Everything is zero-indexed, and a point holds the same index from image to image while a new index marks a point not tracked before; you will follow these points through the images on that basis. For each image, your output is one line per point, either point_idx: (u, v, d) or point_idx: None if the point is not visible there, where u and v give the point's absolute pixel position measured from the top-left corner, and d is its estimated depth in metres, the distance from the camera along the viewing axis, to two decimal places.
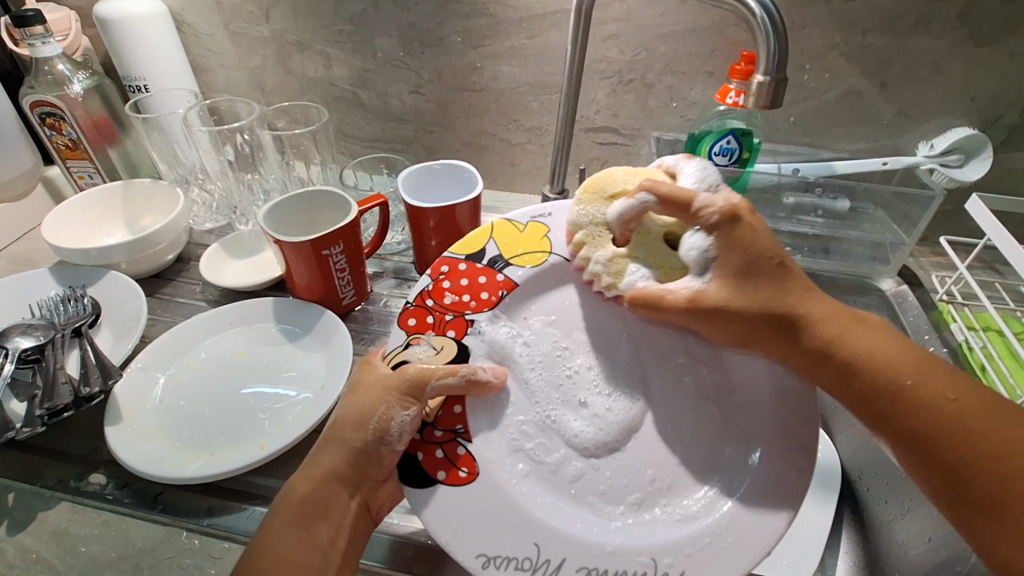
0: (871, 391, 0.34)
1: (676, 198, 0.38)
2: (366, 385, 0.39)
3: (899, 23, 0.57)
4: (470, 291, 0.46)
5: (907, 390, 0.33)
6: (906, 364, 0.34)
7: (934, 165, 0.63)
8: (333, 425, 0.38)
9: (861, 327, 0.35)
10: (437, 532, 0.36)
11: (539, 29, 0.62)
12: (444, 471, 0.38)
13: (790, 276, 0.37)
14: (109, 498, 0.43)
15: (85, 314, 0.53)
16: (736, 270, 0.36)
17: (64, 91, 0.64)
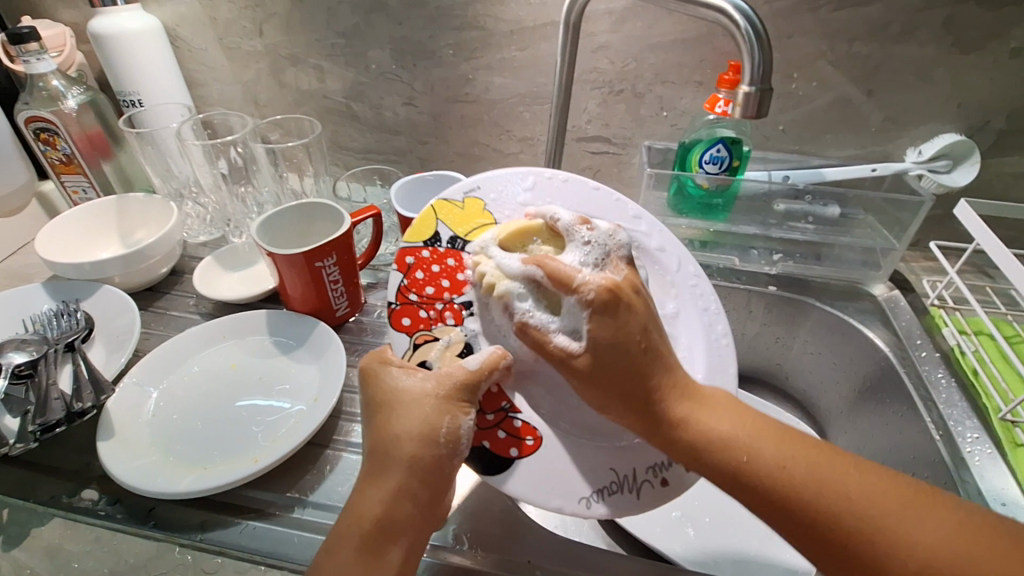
0: (772, 501, 0.32)
1: (563, 276, 0.36)
2: (414, 398, 0.35)
3: (885, 31, 0.58)
4: (444, 276, 0.44)
5: (775, 488, 0.32)
6: (765, 448, 0.33)
7: (923, 171, 0.63)
8: (390, 447, 0.34)
9: (724, 411, 0.35)
10: (544, 503, 0.39)
11: (530, 41, 0.63)
12: (513, 447, 0.40)
13: (658, 358, 0.36)
14: (101, 514, 0.42)
15: (78, 328, 0.53)
16: (609, 335, 0.35)
17: (58, 106, 0.64)
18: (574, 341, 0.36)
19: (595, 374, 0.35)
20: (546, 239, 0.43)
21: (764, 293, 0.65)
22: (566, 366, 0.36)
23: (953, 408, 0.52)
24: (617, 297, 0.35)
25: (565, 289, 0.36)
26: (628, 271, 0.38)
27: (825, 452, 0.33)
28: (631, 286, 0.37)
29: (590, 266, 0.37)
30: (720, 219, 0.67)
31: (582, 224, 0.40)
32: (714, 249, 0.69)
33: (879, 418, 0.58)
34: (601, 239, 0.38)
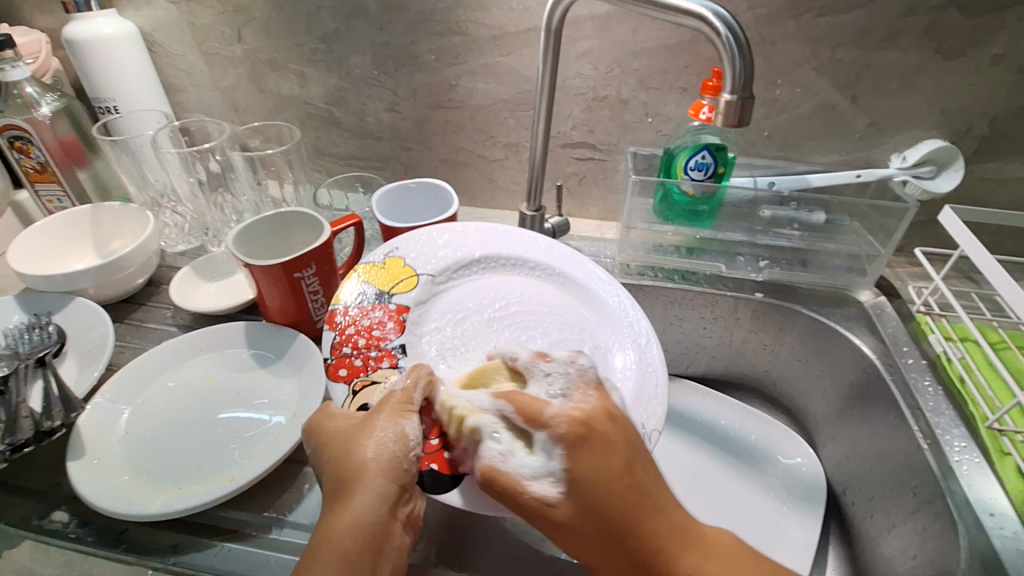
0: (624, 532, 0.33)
1: (529, 411, 0.34)
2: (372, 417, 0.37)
3: (867, 38, 0.58)
4: (374, 325, 0.46)
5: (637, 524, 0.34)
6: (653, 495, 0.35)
7: (907, 177, 0.63)
8: (352, 463, 0.35)
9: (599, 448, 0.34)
10: (499, 512, 0.37)
11: (513, 46, 0.62)
12: (462, 463, 0.38)
13: (615, 430, 0.35)
14: (71, 537, 0.41)
15: (49, 343, 0.52)
16: (581, 486, 0.33)
17: (31, 113, 0.63)
18: (552, 488, 0.33)
19: (593, 511, 0.33)
20: (508, 377, 0.40)
21: (750, 300, 0.65)
22: (546, 522, 0.33)
23: (941, 417, 0.52)
24: (582, 439, 0.34)
25: (534, 424, 0.34)
26: (599, 397, 0.36)
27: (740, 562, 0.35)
28: (606, 414, 0.35)
29: (557, 398, 0.36)
30: (706, 226, 0.66)
31: (542, 358, 0.39)
32: (700, 256, 0.68)
33: (868, 425, 0.58)
34: (561, 369, 0.38)
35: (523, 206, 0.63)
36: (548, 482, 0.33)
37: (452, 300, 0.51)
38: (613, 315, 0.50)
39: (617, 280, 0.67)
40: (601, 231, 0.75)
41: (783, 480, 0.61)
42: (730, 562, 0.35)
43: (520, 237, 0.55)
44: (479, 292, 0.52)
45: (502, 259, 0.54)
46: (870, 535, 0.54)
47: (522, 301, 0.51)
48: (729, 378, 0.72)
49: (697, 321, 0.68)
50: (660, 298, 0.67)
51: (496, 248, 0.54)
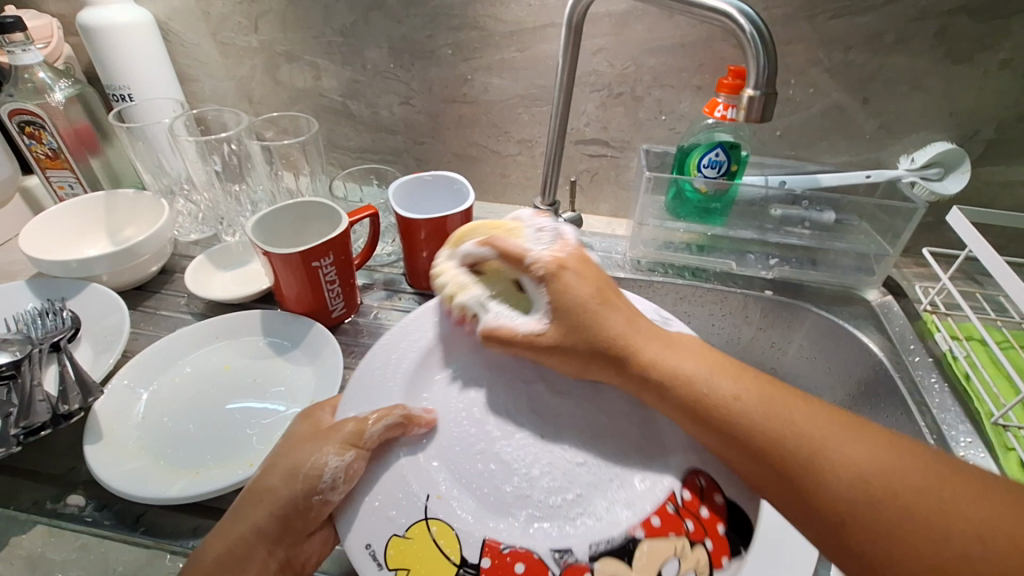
0: (674, 392, 0.39)
1: (515, 253, 0.43)
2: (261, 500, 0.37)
3: (879, 41, 0.58)
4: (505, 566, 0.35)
5: (708, 398, 0.37)
6: (730, 385, 0.37)
7: (915, 178, 0.64)
8: (262, 483, 0.37)
9: (681, 353, 0.40)
10: None
11: (530, 42, 0.63)
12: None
13: (617, 308, 0.42)
14: (88, 521, 0.41)
15: (63, 328, 0.51)
16: (570, 320, 0.42)
17: (44, 99, 0.63)
18: (540, 322, 0.43)
19: (599, 348, 0.41)
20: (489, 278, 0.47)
21: (759, 297, 0.66)
22: (537, 347, 0.43)
23: (947, 412, 0.53)
24: (563, 268, 0.42)
25: (518, 264, 0.43)
26: (575, 247, 0.45)
27: (773, 385, 0.37)
28: (564, 260, 0.43)
29: (540, 246, 0.44)
30: (718, 224, 0.67)
31: (535, 218, 0.47)
32: (711, 253, 0.69)
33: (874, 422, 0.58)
34: (551, 228, 0.46)
35: (537, 200, 0.63)
36: (541, 319, 0.43)
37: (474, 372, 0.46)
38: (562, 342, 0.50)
39: (629, 276, 0.68)
40: (611, 228, 0.75)
41: None
42: (721, 375, 0.38)
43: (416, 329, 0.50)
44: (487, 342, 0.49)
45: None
46: None
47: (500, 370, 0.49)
48: None
49: (706, 318, 0.69)
50: (670, 294, 0.68)
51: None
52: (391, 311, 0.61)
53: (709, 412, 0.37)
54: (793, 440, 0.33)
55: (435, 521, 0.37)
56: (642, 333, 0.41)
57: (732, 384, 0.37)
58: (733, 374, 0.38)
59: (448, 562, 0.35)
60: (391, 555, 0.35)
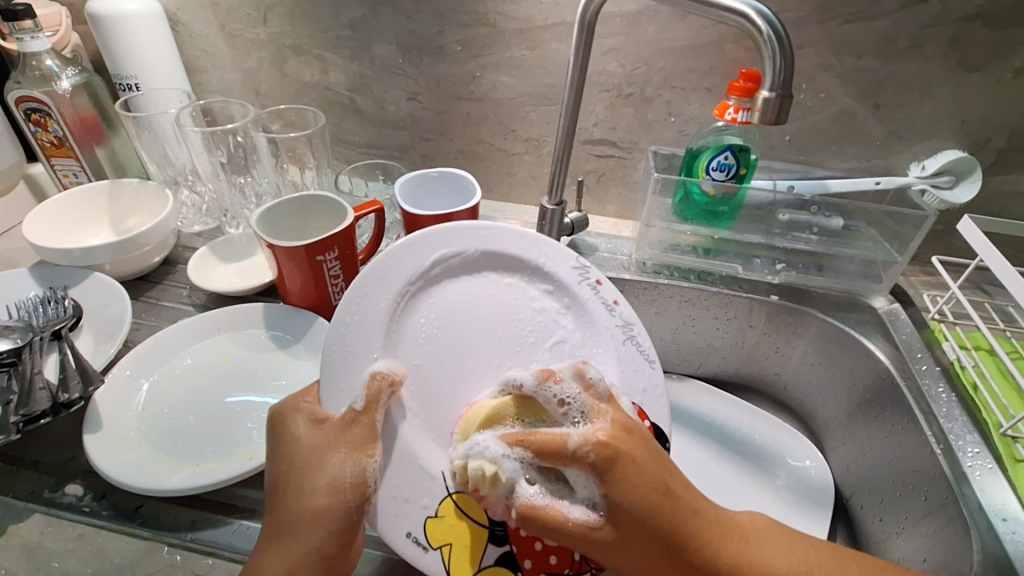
0: (684, 559, 0.33)
1: (549, 442, 0.32)
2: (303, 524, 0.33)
3: (893, 46, 0.58)
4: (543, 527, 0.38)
5: (690, 549, 0.33)
6: (737, 550, 0.34)
7: (925, 186, 0.63)
8: (295, 501, 0.34)
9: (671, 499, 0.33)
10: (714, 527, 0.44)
11: (540, 40, 0.62)
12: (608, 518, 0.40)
13: (671, 493, 0.33)
14: (86, 511, 0.40)
15: (65, 316, 0.51)
16: (628, 516, 0.32)
17: (51, 86, 0.62)
18: (592, 512, 0.32)
19: (636, 525, 0.32)
20: (518, 410, 0.37)
21: (765, 302, 0.65)
22: (590, 545, 0.32)
23: (954, 422, 0.52)
24: (617, 458, 0.32)
25: (561, 462, 0.32)
26: (611, 410, 0.34)
27: (743, 525, 0.36)
28: (627, 428, 0.34)
29: (574, 417, 0.34)
30: (724, 227, 0.66)
31: (546, 376, 0.36)
32: (717, 257, 0.68)
33: (879, 429, 0.58)
34: (572, 387, 0.35)
35: (543, 199, 0.63)
36: (590, 507, 0.33)
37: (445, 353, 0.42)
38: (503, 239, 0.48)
39: (633, 278, 0.67)
40: (617, 229, 0.75)
41: (794, 484, 0.62)
42: (743, 538, 0.35)
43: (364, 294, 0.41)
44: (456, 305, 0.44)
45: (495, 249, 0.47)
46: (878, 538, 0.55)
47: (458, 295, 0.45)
48: (739, 380, 0.72)
49: (710, 322, 0.69)
50: (675, 297, 0.68)
51: (491, 243, 0.47)
52: None
53: (708, 573, 0.33)
54: None
55: (457, 495, 0.38)
56: (667, 471, 0.34)
57: (729, 546, 0.34)
58: (755, 544, 0.35)
59: (480, 527, 0.37)
60: (431, 537, 0.37)
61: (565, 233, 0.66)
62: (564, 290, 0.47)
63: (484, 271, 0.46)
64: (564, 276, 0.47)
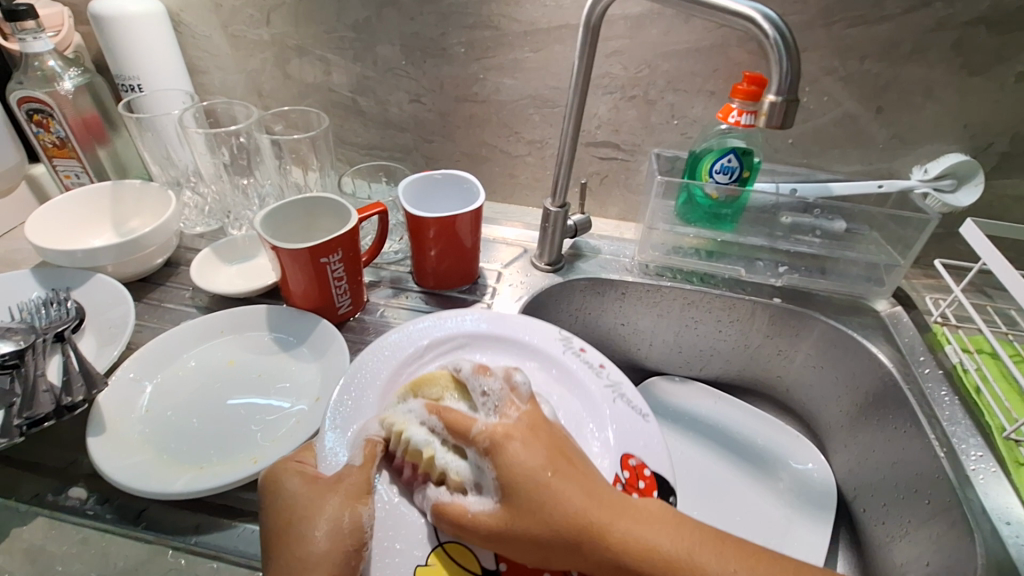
0: (585, 549, 0.33)
1: (457, 422, 0.38)
2: (311, 559, 0.33)
3: (896, 50, 0.58)
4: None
5: (590, 531, 0.33)
6: (658, 534, 0.33)
7: (928, 190, 0.64)
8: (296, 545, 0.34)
9: (572, 482, 0.34)
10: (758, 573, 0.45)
11: (544, 43, 0.62)
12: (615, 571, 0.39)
13: (569, 468, 0.35)
14: (90, 514, 0.40)
15: (68, 318, 0.51)
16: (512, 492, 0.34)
17: (53, 87, 0.62)
18: (484, 496, 0.36)
19: (523, 497, 0.34)
20: (452, 389, 0.42)
21: (768, 305, 0.65)
22: (487, 534, 0.35)
23: (957, 426, 0.52)
24: (507, 437, 0.35)
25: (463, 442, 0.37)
26: (527, 408, 0.38)
27: (672, 517, 0.34)
28: (525, 416, 0.37)
29: (485, 407, 0.39)
30: (728, 229, 0.66)
31: (481, 372, 0.40)
32: (720, 259, 0.68)
33: (882, 433, 0.58)
34: (497, 387, 0.39)
35: (546, 201, 0.63)
36: (478, 488, 0.36)
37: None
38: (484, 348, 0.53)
39: (636, 280, 0.67)
40: (620, 231, 0.75)
41: (796, 487, 0.63)
42: (657, 522, 0.34)
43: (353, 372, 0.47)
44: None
45: (491, 339, 0.53)
46: (882, 541, 0.55)
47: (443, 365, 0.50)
48: (741, 383, 0.73)
49: (713, 324, 0.69)
50: (677, 299, 0.68)
51: (479, 328, 0.54)
52: (396, 310, 0.61)
53: (609, 560, 0.32)
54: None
55: (450, 545, 0.38)
56: (568, 458, 0.36)
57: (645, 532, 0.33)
58: (660, 523, 0.34)
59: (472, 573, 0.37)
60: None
61: (568, 235, 0.66)
62: (556, 366, 0.52)
63: (482, 343, 0.53)
64: (547, 351, 0.53)
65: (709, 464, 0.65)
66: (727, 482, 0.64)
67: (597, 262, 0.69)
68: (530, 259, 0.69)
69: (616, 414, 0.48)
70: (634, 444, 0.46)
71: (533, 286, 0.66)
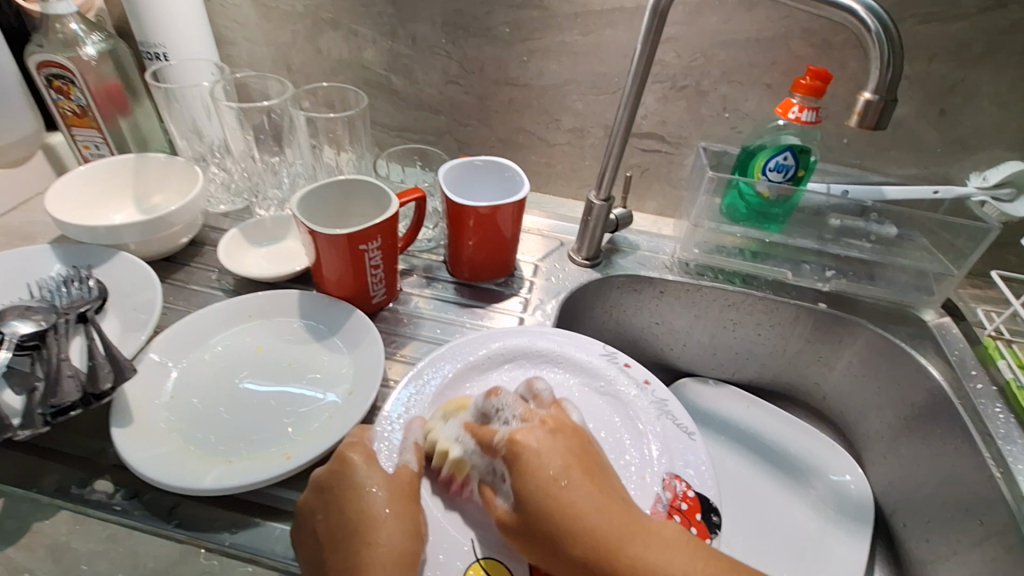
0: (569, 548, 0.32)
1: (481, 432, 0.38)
2: (386, 521, 0.34)
3: (968, 50, 0.55)
4: None
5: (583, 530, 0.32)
6: (614, 518, 0.33)
7: (986, 198, 0.60)
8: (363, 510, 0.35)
9: (645, 535, 0.33)
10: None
11: (594, 26, 0.59)
12: None
13: (591, 487, 0.34)
14: (117, 509, 0.38)
15: (90, 298, 0.48)
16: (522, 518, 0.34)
17: (75, 52, 0.59)
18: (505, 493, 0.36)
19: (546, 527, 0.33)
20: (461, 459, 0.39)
21: (812, 310, 0.63)
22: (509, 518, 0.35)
23: (1013, 445, 0.50)
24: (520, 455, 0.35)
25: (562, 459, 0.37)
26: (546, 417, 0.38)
27: (588, 473, 0.35)
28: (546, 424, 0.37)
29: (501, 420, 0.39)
30: (774, 230, 0.63)
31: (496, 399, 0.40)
32: (764, 260, 0.66)
33: (927, 448, 0.56)
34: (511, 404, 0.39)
35: (590, 192, 0.60)
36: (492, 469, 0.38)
37: None
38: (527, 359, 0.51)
39: (676, 279, 0.65)
40: (658, 227, 0.72)
41: (830, 496, 0.61)
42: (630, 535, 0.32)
43: (403, 390, 0.45)
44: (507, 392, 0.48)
45: (539, 352, 0.51)
46: (925, 559, 0.54)
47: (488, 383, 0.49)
48: (776, 388, 0.70)
49: (753, 327, 0.67)
50: (717, 300, 0.65)
51: (522, 341, 0.52)
52: (428, 300, 0.58)
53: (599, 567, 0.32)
54: (581, 520, 0.32)
55: (487, 559, 0.37)
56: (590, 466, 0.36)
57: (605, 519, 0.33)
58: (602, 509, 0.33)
59: None
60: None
61: (609, 229, 0.63)
62: (601, 382, 0.49)
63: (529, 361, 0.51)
64: (590, 368, 0.50)
65: (740, 470, 0.64)
66: (760, 489, 0.62)
67: (636, 258, 0.67)
68: (567, 253, 0.67)
69: (662, 438, 0.45)
70: (680, 464, 0.43)
71: (571, 281, 0.63)
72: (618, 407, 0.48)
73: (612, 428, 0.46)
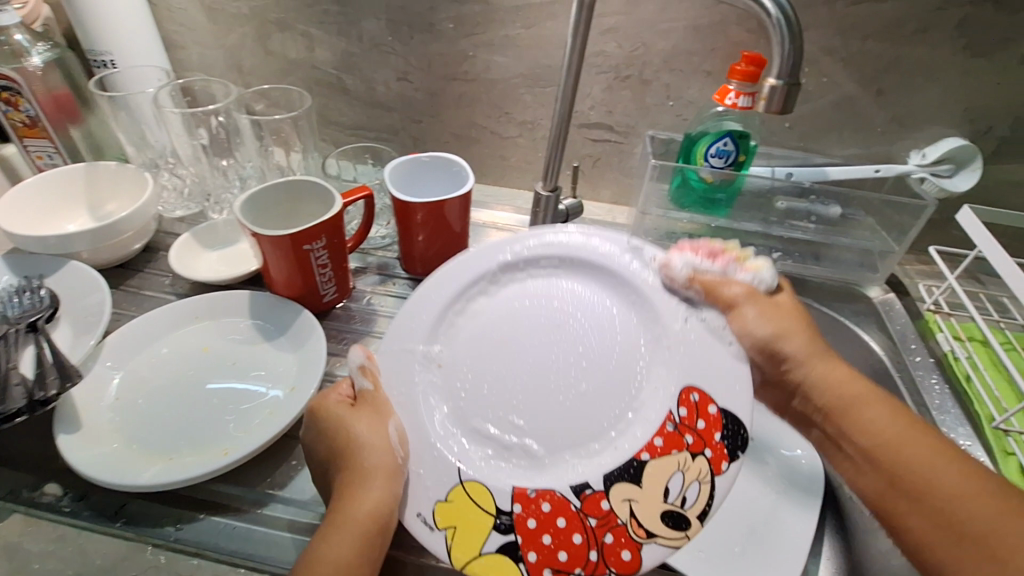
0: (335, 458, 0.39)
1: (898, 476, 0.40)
2: (357, 434, 0.39)
3: (899, 30, 0.56)
4: (563, 530, 0.35)
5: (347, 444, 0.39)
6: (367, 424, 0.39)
7: (925, 174, 0.62)
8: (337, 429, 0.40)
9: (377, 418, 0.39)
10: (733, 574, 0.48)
11: (536, 19, 0.60)
12: (627, 551, 0.35)
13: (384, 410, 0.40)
14: (66, 511, 0.39)
15: (42, 307, 0.49)
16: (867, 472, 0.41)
17: (21, 63, 0.60)
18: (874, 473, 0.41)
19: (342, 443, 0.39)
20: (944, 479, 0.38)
21: None
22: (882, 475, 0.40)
23: (947, 415, 0.53)
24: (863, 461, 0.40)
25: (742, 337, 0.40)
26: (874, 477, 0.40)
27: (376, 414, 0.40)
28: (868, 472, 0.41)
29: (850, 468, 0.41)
30: (720, 215, 0.65)
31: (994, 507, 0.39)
32: None
33: None
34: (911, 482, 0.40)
35: (538, 184, 0.61)
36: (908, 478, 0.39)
37: (483, 355, 0.43)
38: (540, 263, 0.46)
39: None
40: (612, 215, 0.73)
41: (783, 472, 0.60)
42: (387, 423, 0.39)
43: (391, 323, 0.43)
44: (512, 321, 0.44)
45: (549, 255, 0.46)
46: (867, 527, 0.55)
47: (494, 311, 0.45)
48: None
49: None
50: None
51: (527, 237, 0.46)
52: (382, 297, 0.60)
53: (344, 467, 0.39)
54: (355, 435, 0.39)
55: (469, 482, 0.37)
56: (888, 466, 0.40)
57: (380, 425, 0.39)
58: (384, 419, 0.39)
59: (486, 515, 0.36)
60: (440, 520, 0.36)
61: (559, 220, 0.64)
62: (621, 287, 0.44)
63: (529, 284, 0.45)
64: (605, 251, 0.45)
65: None
66: None
67: None
68: None
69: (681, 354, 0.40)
70: (698, 373, 0.39)
71: None
72: (639, 319, 0.43)
73: (624, 348, 0.42)
